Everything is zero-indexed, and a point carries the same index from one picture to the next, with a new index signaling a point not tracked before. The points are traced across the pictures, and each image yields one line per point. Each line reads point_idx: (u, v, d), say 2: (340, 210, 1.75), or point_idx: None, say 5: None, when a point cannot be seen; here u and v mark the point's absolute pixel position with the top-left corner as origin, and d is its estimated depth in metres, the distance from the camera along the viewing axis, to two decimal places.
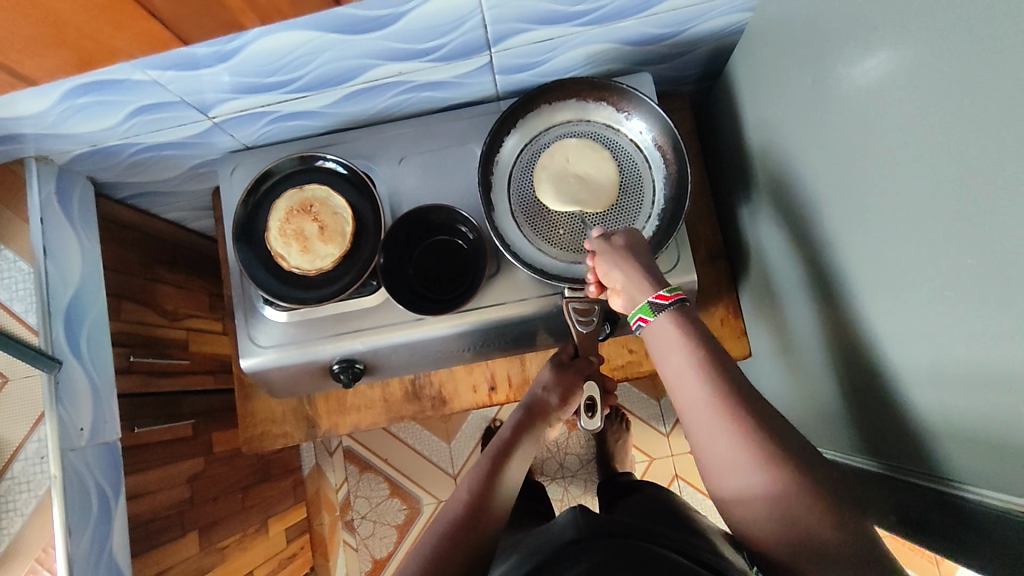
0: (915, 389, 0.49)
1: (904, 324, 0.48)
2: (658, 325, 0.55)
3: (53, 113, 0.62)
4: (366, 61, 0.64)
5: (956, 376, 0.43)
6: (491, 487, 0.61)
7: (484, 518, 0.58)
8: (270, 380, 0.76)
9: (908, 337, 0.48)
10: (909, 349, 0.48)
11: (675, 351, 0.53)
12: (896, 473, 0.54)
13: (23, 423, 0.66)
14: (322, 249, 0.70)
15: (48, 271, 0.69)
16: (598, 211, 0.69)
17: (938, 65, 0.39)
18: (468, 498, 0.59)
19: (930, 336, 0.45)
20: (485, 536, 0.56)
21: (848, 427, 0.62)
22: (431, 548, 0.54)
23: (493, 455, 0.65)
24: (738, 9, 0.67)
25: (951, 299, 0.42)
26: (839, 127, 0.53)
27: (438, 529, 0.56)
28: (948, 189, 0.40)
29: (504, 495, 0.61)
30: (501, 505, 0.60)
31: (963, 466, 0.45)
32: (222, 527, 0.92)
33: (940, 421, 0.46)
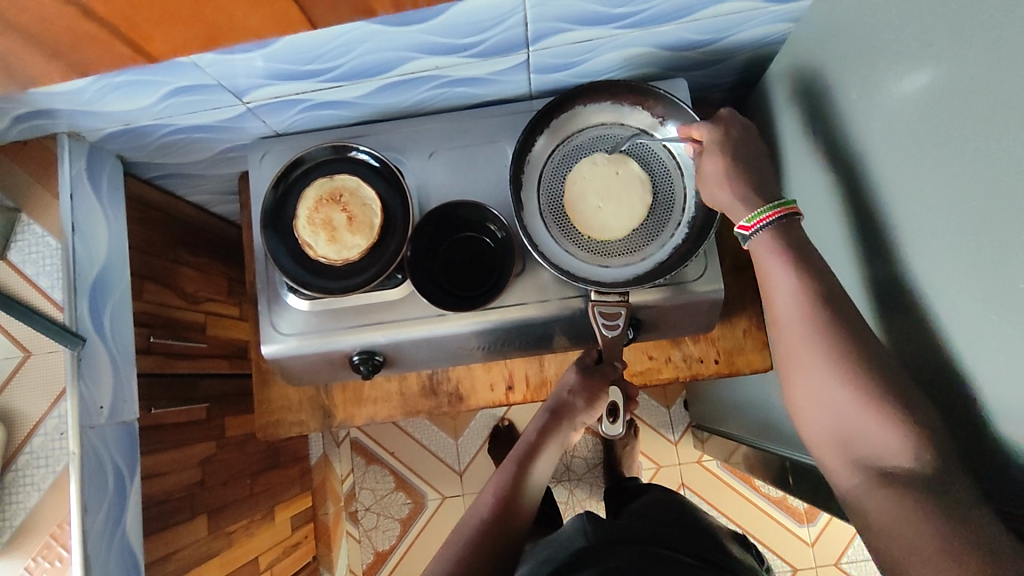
0: (953, 412, 0.48)
1: (949, 343, 0.47)
2: (758, 243, 0.56)
3: (90, 90, 0.62)
4: (405, 54, 0.64)
5: (995, 399, 0.43)
6: (516, 495, 0.63)
7: (511, 522, 0.61)
8: (289, 367, 0.76)
9: (944, 356, 0.48)
10: (946, 368, 0.48)
11: (776, 256, 0.53)
12: None
13: (44, 398, 0.67)
14: (349, 239, 0.70)
15: (75, 248, 0.69)
16: (609, 234, 0.69)
17: (998, 84, 0.39)
18: (496, 502, 0.62)
19: (973, 356, 0.44)
20: (510, 538, 0.59)
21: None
22: (457, 552, 0.57)
23: (519, 460, 0.67)
24: (778, 20, 0.67)
25: (1000, 322, 0.41)
26: (883, 143, 0.52)
27: (466, 533, 0.59)
28: (993, 212, 0.40)
29: (528, 498, 0.64)
30: (525, 509, 0.63)
31: (999, 491, 0.44)
32: (230, 512, 0.93)
33: (973, 439, 0.46)
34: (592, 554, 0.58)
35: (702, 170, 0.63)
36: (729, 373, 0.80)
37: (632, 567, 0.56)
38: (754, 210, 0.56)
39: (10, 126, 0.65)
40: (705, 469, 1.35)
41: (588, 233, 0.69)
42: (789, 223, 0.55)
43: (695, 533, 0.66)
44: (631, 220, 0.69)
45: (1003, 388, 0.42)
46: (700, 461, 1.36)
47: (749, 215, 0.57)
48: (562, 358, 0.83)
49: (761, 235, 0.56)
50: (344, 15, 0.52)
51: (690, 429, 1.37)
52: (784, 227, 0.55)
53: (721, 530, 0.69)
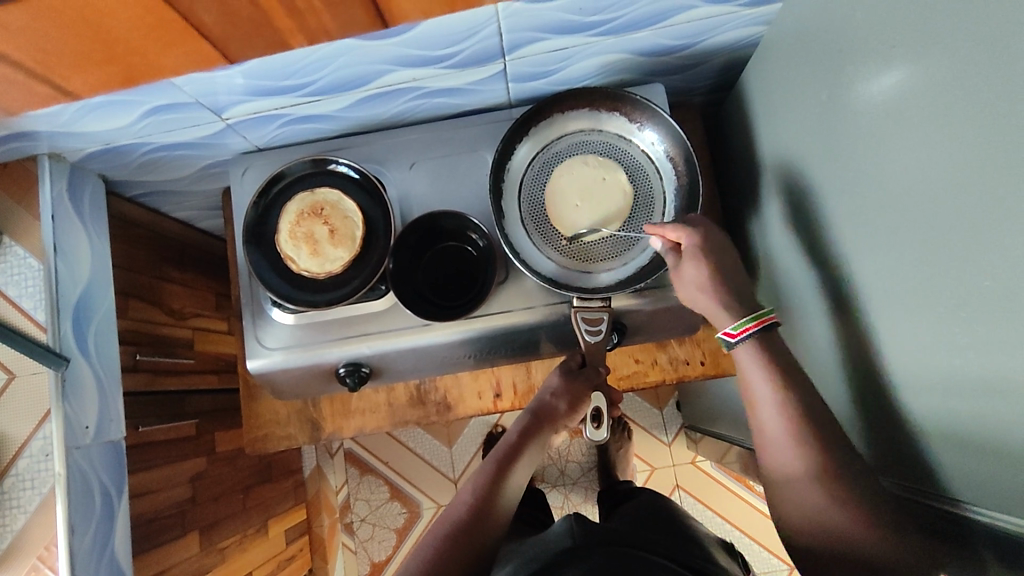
0: (930, 408, 0.48)
1: (923, 341, 0.48)
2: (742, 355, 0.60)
3: (68, 112, 0.62)
4: (381, 67, 0.64)
5: (968, 396, 0.43)
6: (494, 493, 0.63)
7: (487, 521, 0.60)
8: (275, 382, 0.76)
9: (919, 353, 0.48)
10: (921, 365, 0.48)
11: (753, 365, 0.58)
12: (910, 494, 0.52)
13: (29, 420, 0.66)
14: (332, 252, 0.70)
15: (57, 268, 0.69)
16: (581, 234, 0.69)
17: (963, 84, 0.39)
18: (473, 500, 0.62)
19: (945, 353, 0.45)
20: (485, 537, 0.59)
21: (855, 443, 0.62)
22: (429, 550, 0.57)
23: (499, 460, 0.67)
24: (751, 23, 0.68)
25: (969, 317, 0.42)
26: (858, 145, 0.53)
27: (440, 531, 0.59)
28: (960, 211, 0.41)
29: (507, 499, 0.64)
30: (504, 509, 0.63)
31: (973, 485, 0.45)
32: (222, 528, 0.92)
33: (948, 434, 0.46)
34: (576, 553, 0.58)
35: (680, 271, 0.63)
36: (715, 374, 0.80)
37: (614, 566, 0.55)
38: (738, 319, 0.60)
39: None
40: (699, 469, 1.35)
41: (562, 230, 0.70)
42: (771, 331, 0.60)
43: (682, 541, 0.65)
44: (607, 224, 0.69)
45: (974, 383, 0.43)
46: (694, 461, 1.36)
47: (732, 322, 0.60)
48: (549, 364, 0.83)
49: (745, 344, 0.59)
50: (262, 46, 0.54)
51: (683, 431, 1.38)
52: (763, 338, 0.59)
53: (705, 538, 0.69)
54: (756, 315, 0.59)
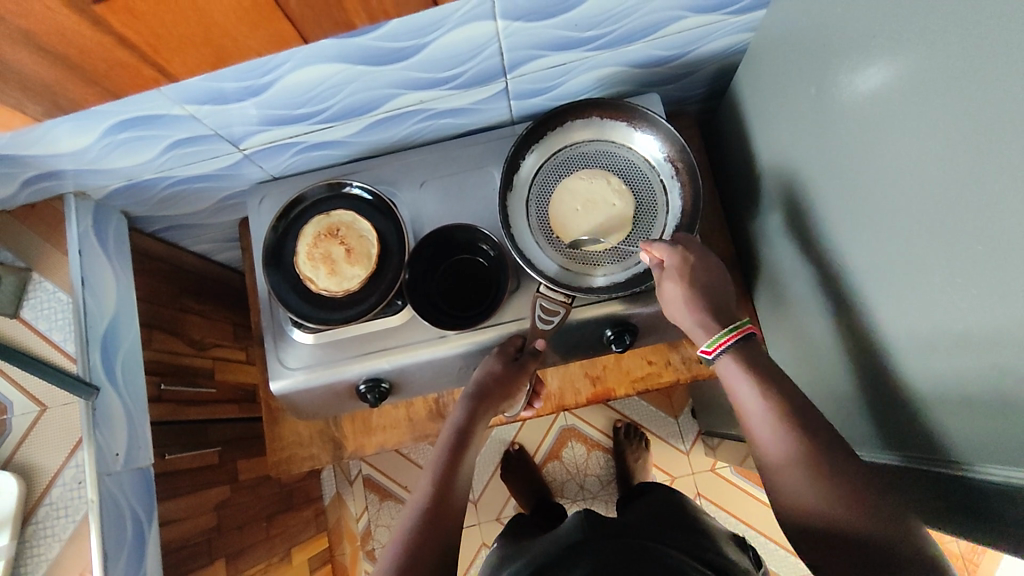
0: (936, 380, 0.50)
1: (925, 314, 0.49)
2: (724, 367, 0.61)
3: (95, 149, 0.65)
4: (390, 91, 0.67)
5: (972, 363, 0.45)
6: (445, 493, 0.63)
7: (446, 510, 0.62)
8: (298, 402, 0.78)
9: (923, 327, 0.50)
10: (927, 339, 0.50)
11: (738, 376, 0.59)
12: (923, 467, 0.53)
13: (59, 451, 0.67)
14: (348, 270, 0.73)
15: (86, 301, 0.71)
16: (573, 237, 0.72)
17: (953, 62, 0.42)
18: (432, 492, 0.63)
19: (950, 321, 0.46)
20: (447, 527, 0.60)
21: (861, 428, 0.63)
22: (392, 558, 0.57)
23: (447, 457, 0.67)
24: (738, 30, 0.71)
25: (971, 283, 0.43)
26: (850, 135, 0.55)
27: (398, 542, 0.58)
28: (952, 184, 0.43)
29: (460, 488, 0.65)
30: (458, 498, 0.64)
31: (978, 447, 0.46)
32: (247, 556, 0.93)
33: (956, 400, 0.47)
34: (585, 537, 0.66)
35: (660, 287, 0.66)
36: None
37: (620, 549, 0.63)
38: (713, 335, 0.62)
39: (19, 189, 0.69)
40: (719, 476, 1.35)
41: (560, 231, 0.72)
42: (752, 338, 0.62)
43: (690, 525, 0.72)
44: (602, 235, 0.72)
45: (980, 347, 0.44)
46: (713, 468, 1.36)
47: (709, 339, 0.63)
48: (564, 370, 0.84)
49: (722, 357, 0.61)
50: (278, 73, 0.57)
51: (700, 437, 1.38)
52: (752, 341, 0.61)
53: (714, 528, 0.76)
54: (730, 328, 0.62)
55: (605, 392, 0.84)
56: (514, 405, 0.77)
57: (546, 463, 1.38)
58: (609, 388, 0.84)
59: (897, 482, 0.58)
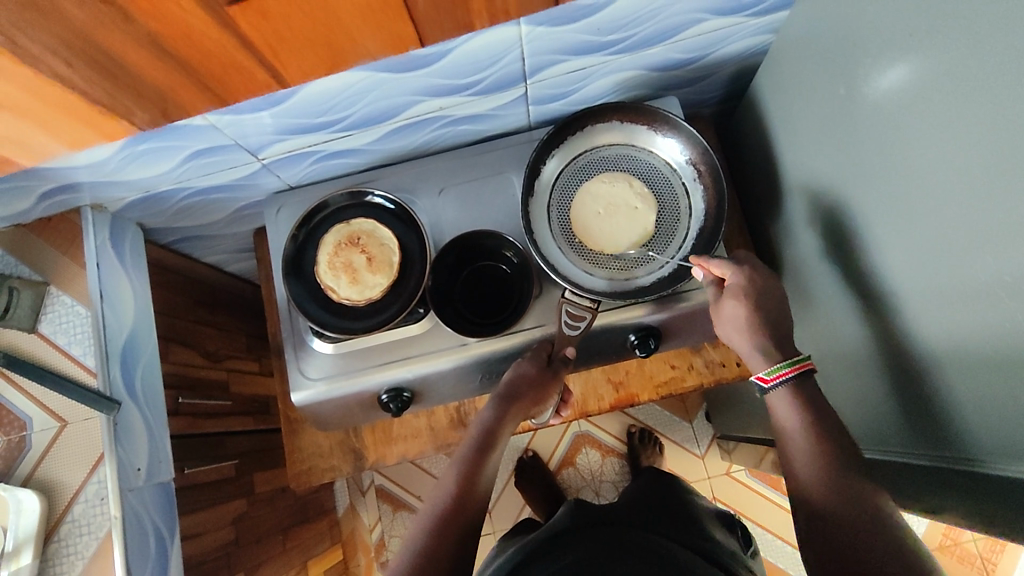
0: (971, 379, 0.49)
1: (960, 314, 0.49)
2: (777, 398, 0.60)
3: (113, 161, 0.65)
4: (411, 98, 0.67)
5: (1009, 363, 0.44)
6: (466, 497, 0.62)
7: (467, 512, 0.62)
8: (319, 413, 0.77)
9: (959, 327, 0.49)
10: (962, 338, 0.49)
11: (790, 408, 0.59)
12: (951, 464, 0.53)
13: (81, 467, 0.66)
14: (370, 279, 0.72)
15: (104, 315, 0.70)
16: (596, 240, 0.72)
17: (988, 60, 0.41)
18: (454, 493, 0.63)
19: (984, 321, 0.46)
20: (466, 529, 0.60)
21: (892, 429, 0.62)
22: (410, 558, 0.57)
23: (470, 460, 0.66)
24: (758, 32, 0.71)
25: (1004, 282, 0.43)
26: (879, 136, 0.55)
27: (416, 546, 0.58)
28: (991, 181, 0.43)
29: (484, 490, 0.65)
30: (481, 500, 0.64)
31: (1013, 446, 0.45)
32: (266, 569, 0.92)
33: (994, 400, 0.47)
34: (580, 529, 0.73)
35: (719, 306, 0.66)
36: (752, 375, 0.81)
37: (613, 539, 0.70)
38: (773, 364, 0.60)
39: (36, 203, 0.68)
40: (735, 480, 1.34)
41: (583, 234, 0.72)
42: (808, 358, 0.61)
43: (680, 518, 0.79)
44: (624, 238, 0.71)
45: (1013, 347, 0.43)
46: (729, 472, 1.36)
47: (767, 367, 0.61)
48: (586, 376, 0.84)
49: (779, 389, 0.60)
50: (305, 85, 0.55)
51: (715, 441, 1.37)
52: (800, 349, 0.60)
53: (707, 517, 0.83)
54: (793, 360, 0.60)
55: (629, 397, 0.83)
56: (543, 410, 0.75)
57: (560, 469, 1.37)
58: (633, 393, 0.83)
59: (923, 481, 0.58)
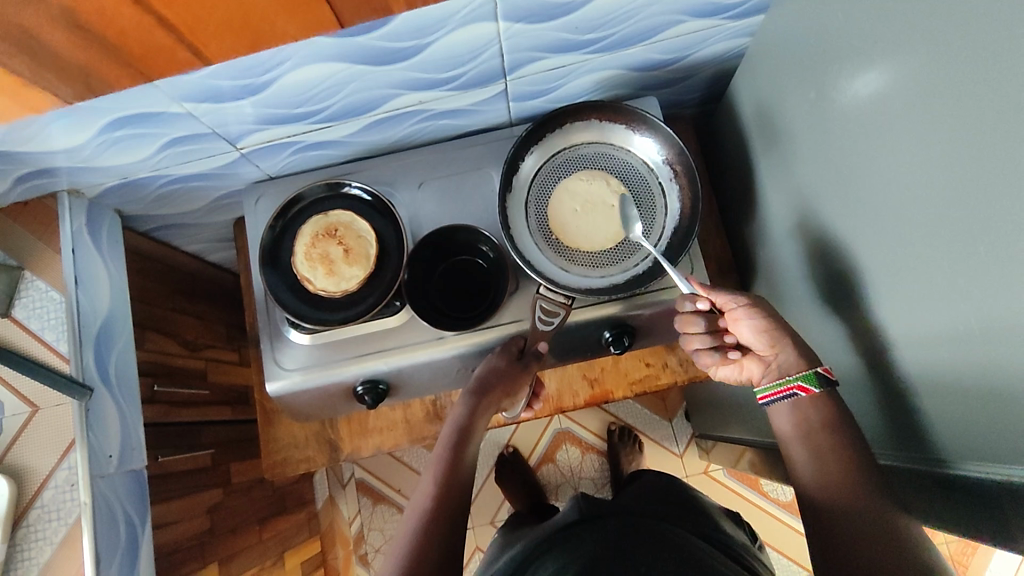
0: (929, 381, 0.50)
1: (920, 316, 0.50)
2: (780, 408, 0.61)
3: (90, 146, 0.64)
4: (389, 91, 0.67)
5: (969, 364, 0.45)
6: (448, 490, 0.63)
7: (450, 507, 0.62)
8: (294, 404, 0.77)
9: (920, 330, 0.51)
10: (921, 341, 0.50)
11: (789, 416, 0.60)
12: (921, 465, 0.54)
13: (52, 452, 0.66)
14: (347, 271, 0.72)
15: (79, 300, 0.70)
16: (572, 238, 0.72)
17: (949, 69, 0.42)
18: (435, 487, 0.63)
19: (941, 324, 0.47)
20: (451, 522, 0.61)
21: (870, 431, 0.63)
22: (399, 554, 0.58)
23: (449, 456, 0.67)
24: (736, 35, 0.72)
25: (965, 284, 0.44)
26: (849, 143, 0.56)
27: (402, 542, 0.59)
28: (951, 188, 0.44)
29: (464, 486, 0.65)
30: (462, 497, 0.64)
31: (980, 444, 0.46)
32: (240, 559, 0.92)
33: (953, 399, 0.48)
34: (585, 524, 0.75)
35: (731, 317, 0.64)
36: None
37: (622, 529, 0.72)
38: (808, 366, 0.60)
39: (11, 187, 0.68)
40: (713, 479, 1.36)
41: (559, 231, 0.73)
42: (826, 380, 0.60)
43: (686, 509, 0.81)
44: (599, 236, 0.72)
45: (972, 349, 0.45)
46: (707, 471, 1.37)
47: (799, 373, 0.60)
48: (562, 372, 0.84)
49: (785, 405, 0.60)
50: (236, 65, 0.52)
51: (694, 440, 1.39)
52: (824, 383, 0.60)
53: (713, 510, 0.85)
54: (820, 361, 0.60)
55: (604, 394, 0.84)
56: (515, 403, 0.76)
57: (540, 465, 1.38)
58: (607, 389, 0.84)
59: (896, 484, 0.59)
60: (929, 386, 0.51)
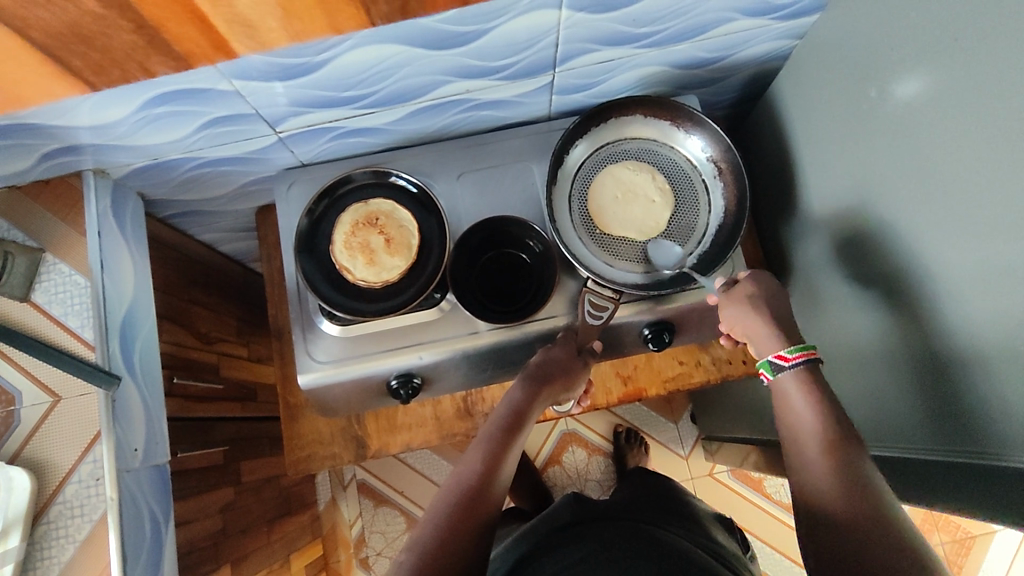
0: (985, 379, 0.51)
1: (973, 312, 0.51)
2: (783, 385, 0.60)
3: (127, 123, 0.61)
4: (439, 78, 0.66)
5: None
6: (490, 475, 0.60)
7: (485, 502, 0.58)
8: (324, 398, 0.75)
9: (972, 328, 0.52)
10: (974, 337, 0.51)
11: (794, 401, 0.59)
12: (962, 459, 0.55)
13: (75, 446, 0.62)
14: (388, 261, 0.71)
15: (105, 285, 0.67)
16: (610, 222, 0.72)
17: (1021, 66, 0.43)
18: (475, 478, 0.60)
19: (1004, 317, 0.48)
20: (483, 519, 0.57)
21: (903, 425, 0.64)
22: (427, 545, 0.54)
23: (494, 443, 0.63)
24: (781, 36, 0.73)
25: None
26: (900, 140, 0.57)
27: (430, 531, 0.55)
28: (1016, 187, 0.45)
29: (503, 481, 0.61)
30: (497, 494, 0.60)
31: None
32: (252, 561, 0.88)
33: (1006, 394, 0.49)
34: (583, 527, 0.73)
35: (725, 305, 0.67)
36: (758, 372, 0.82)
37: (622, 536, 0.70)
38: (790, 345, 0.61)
39: (36, 164, 0.64)
40: (717, 481, 1.37)
41: (598, 215, 0.72)
42: (813, 366, 0.60)
43: (681, 515, 0.81)
44: (636, 226, 0.72)
45: None
46: (712, 473, 1.38)
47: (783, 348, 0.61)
48: (597, 369, 0.84)
49: (789, 382, 0.60)
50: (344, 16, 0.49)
51: (699, 442, 1.39)
52: (811, 370, 0.60)
53: (706, 517, 0.84)
54: (802, 345, 0.60)
55: (637, 392, 0.83)
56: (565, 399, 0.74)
57: (546, 467, 1.37)
58: (640, 387, 0.84)
59: (929, 478, 0.60)
60: (981, 381, 0.52)
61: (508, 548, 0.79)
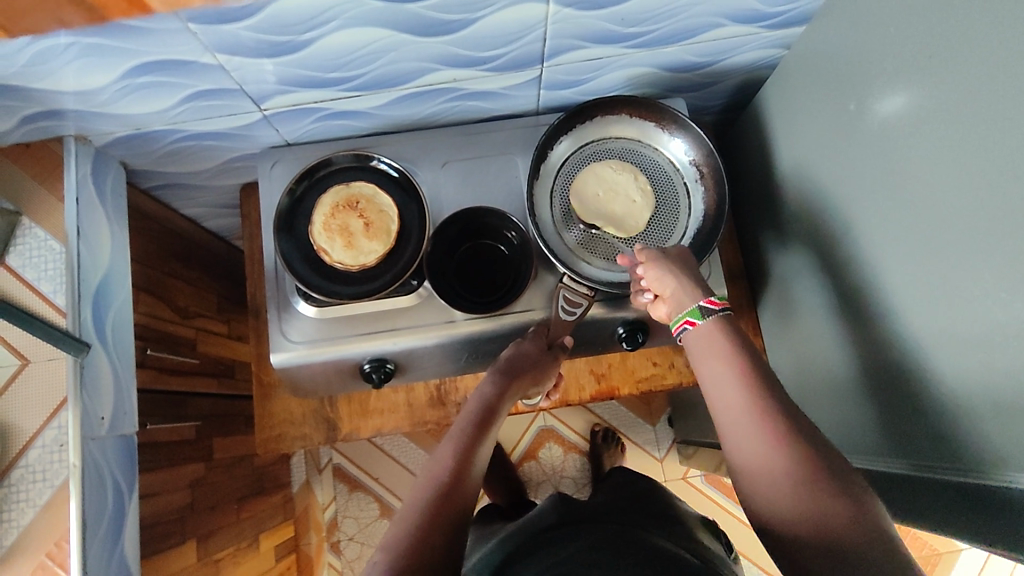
0: (942, 394, 0.52)
1: (935, 328, 0.52)
2: (702, 340, 0.59)
3: (110, 91, 0.61)
4: (425, 65, 0.66)
5: (986, 378, 0.47)
6: (466, 462, 0.60)
7: (462, 489, 0.58)
8: (296, 378, 0.75)
9: (933, 344, 0.52)
10: (935, 353, 0.52)
11: (709, 360, 0.57)
12: (919, 474, 0.55)
13: (41, 410, 0.62)
14: (366, 245, 0.70)
15: (80, 252, 0.66)
16: (591, 220, 0.72)
17: (993, 86, 0.44)
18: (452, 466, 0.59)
19: (964, 334, 0.49)
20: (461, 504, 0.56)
21: (865, 439, 0.65)
22: (405, 530, 0.53)
23: (468, 433, 0.64)
24: (769, 45, 0.73)
25: (992, 294, 0.46)
26: (875, 154, 0.57)
27: (408, 516, 0.54)
28: (982, 205, 0.45)
29: (480, 470, 0.61)
30: (476, 483, 0.60)
31: (984, 453, 0.48)
32: (218, 538, 0.89)
33: (963, 410, 0.50)
34: (567, 528, 0.73)
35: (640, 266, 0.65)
36: None
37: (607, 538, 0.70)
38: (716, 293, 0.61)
39: (16, 127, 0.64)
40: (691, 485, 1.38)
41: (579, 211, 0.72)
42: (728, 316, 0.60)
43: (665, 516, 0.81)
44: (616, 224, 0.72)
45: (997, 366, 0.46)
46: (685, 477, 1.39)
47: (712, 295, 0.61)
48: (571, 366, 0.84)
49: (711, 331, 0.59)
50: None
51: (675, 445, 1.40)
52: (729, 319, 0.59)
53: (692, 520, 0.84)
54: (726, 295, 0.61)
55: (610, 390, 0.84)
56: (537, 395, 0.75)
57: (522, 462, 1.38)
58: (614, 386, 0.84)
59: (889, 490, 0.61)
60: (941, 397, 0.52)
61: (493, 548, 0.79)
